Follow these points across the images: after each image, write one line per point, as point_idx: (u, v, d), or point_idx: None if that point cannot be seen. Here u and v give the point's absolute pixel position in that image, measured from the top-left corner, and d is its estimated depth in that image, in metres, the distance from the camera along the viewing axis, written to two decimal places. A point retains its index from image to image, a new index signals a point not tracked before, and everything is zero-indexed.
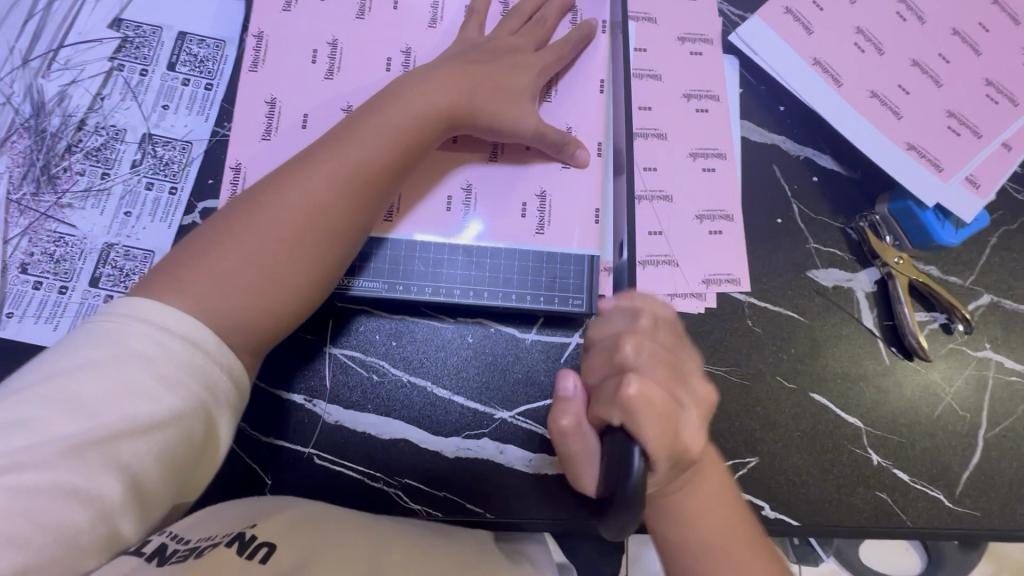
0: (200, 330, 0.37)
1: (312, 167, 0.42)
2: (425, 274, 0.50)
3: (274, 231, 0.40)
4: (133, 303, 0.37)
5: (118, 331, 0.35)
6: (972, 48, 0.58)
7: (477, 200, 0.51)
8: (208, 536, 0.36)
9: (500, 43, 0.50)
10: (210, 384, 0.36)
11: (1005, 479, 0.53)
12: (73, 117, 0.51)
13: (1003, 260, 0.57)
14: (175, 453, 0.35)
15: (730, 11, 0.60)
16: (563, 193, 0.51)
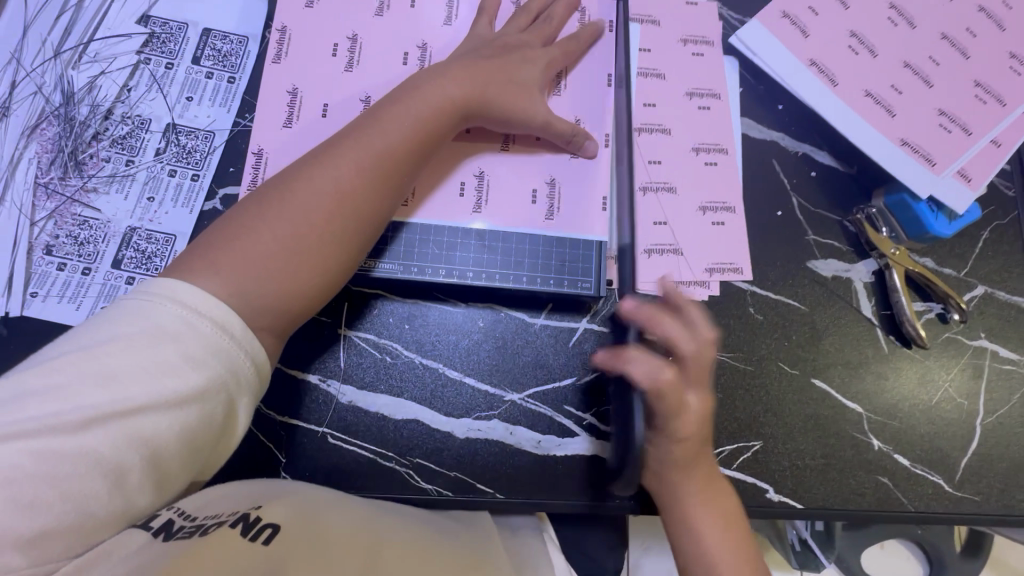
0: (226, 313, 0.37)
1: (337, 152, 0.44)
2: (440, 256, 0.52)
3: (299, 209, 0.42)
4: (166, 283, 0.37)
5: (149, 308, 0.35)
6: (961, 52, 0.61)
7: (487, 190, 0.53)
8: (214, 514, 0.37)
9: (512, 40, 0.53)
10: (233, 368, 0.36)
11: (1003, 465, 0.54)
12: (101, 106, 0.53)
13: (996, 253, 0.59)
14: (195, 433, 0.35)
15: (730, 15, 0.63)
16: (571, 183, 0.54)
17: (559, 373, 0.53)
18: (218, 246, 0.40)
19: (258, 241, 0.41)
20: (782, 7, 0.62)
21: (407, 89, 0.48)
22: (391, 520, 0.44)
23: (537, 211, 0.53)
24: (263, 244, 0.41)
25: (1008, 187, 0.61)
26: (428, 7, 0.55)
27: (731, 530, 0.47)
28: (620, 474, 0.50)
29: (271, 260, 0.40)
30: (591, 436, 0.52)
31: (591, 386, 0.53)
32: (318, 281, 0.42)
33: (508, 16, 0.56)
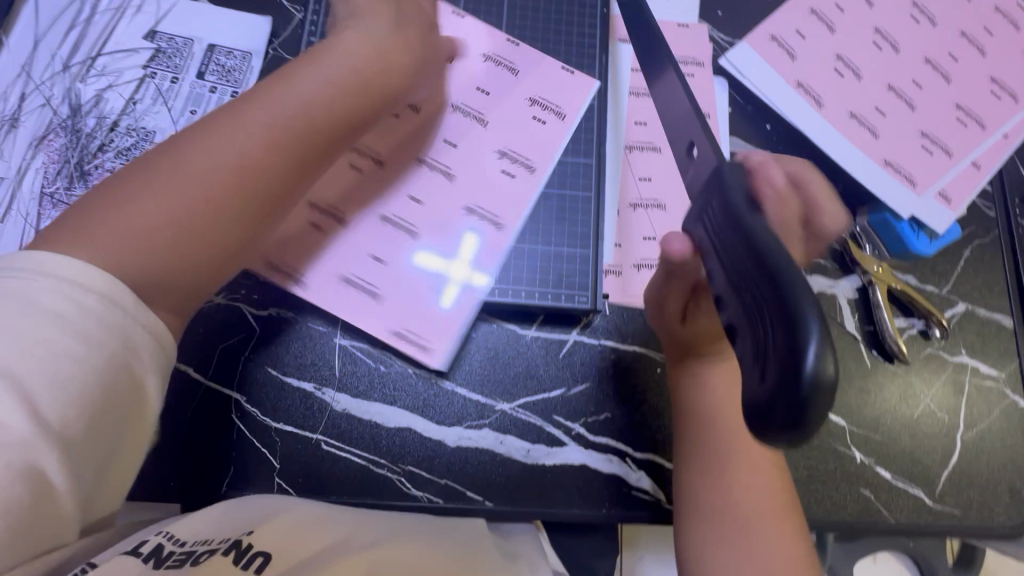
0: (116, 288, 0.36)
1: (248, 126, 0.42)
2: (346, 280, 0.53)
3: (189, 191, 0.40)
4: (42, 259, 0.35)
5: (19, 286, 0.33)
6: (943, 76, 0.63)
7: (408, 218, 0.55)
8: (205, 539, 0.39)
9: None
10: (128, 341, 0.35)
11: (983, 478, 0.56)
12: (107, 119, 0.55)
13: (977, 271, 0.61)
14: (99, 409, 0.34)
15: (720, 37, 0.65)
16: (496, 204, 0.56)
17: (549, 384, 0.54)
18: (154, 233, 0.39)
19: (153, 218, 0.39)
20: (770, 31, 0.64)
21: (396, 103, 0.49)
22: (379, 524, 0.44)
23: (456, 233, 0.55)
24: (145, 227, 0.38)
25: (988, 208, 0.63)
26: None
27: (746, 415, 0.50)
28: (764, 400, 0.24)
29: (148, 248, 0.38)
30: (579, 445, 0.53)
31: (580, 396, 0.54)
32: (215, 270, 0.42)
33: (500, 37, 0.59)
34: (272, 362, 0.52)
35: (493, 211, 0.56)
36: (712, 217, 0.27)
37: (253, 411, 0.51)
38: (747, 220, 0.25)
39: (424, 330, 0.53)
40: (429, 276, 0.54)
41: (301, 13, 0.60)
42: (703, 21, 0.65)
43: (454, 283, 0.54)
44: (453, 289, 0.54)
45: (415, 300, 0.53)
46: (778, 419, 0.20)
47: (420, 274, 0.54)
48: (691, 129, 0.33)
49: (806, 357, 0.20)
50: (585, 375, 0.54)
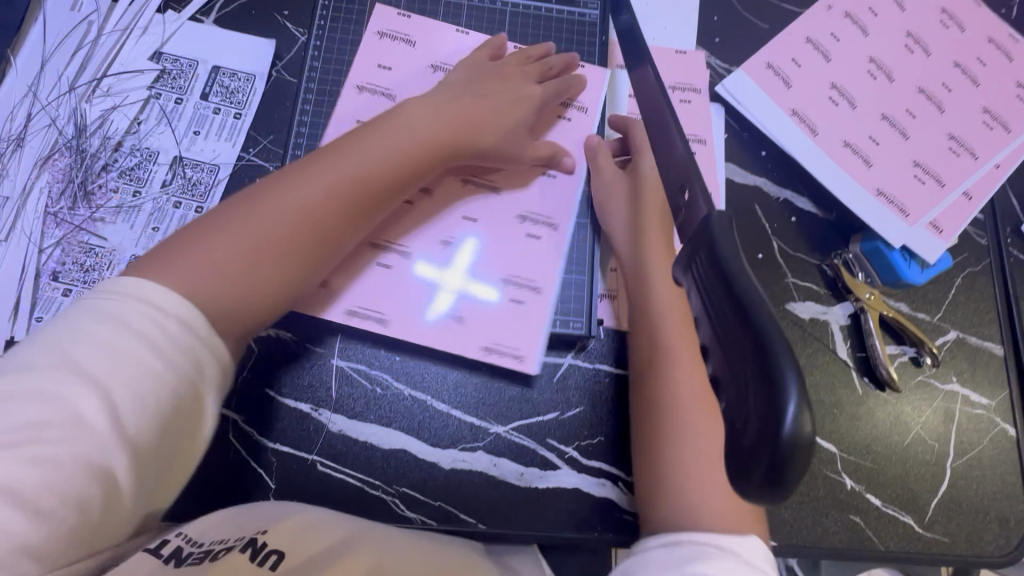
0: (191, 313, 0.40)
1: (313, 168, 0.48)
2: (352, 312, 0.53)
3: (260, 223, 0.45)
4: (132, 283, 0.39)
5: (116, 307, 0.38)
6: (936, 105, 0.64)
7: (465, 236, 0.56)
8: (222, 539, 0.40)
9: (504, 74, 0.58)
10: (199, 362, 0.39)
11: (971, 506, 0.56)
12: (111, 139, 0.56)
13: (968, 299, 0.62)
14: (171, 421, 0.38)
15: (717, 63, 0.66)
16: (546, 205, 0.58)
17: (543, 407, 0.54)
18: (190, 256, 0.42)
19: (217, 249, 0.43)
20: (766, 58, 0.65)
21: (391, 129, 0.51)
22: (379, 532, 0.46)
23: (522, 239, 0.57)
24: (218, 255, 0.43)
25: (981, 236, 0.63)
26: (384, 41, 0.60)
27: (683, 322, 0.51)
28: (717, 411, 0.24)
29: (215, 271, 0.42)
30: (572, 469, 0.53)
31: (574, 420, 0.54)
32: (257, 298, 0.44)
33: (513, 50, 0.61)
34: (269, 383, 0.53)
35: (545, 214, 0.58)
36: (700, 268, 0.28)
37: (249, 431, 0.52)
38: (733, 272, 0.26)
39: (432, 343, 0.53)
40: (506, 280, 0.55)
41: (305, 36, 0.61)
42: (701, 48, 0.67)
43: (448, 291, 0.54)
44: (446, 297, 0.54)
45: (491, 303, 0.54)
46: (759, 472, 0.21)
47: (494, 277, 0.55)
48: (681, 174, 0.34)
49: (785, 415, 0.21)
50: (579, 399, 0.55)
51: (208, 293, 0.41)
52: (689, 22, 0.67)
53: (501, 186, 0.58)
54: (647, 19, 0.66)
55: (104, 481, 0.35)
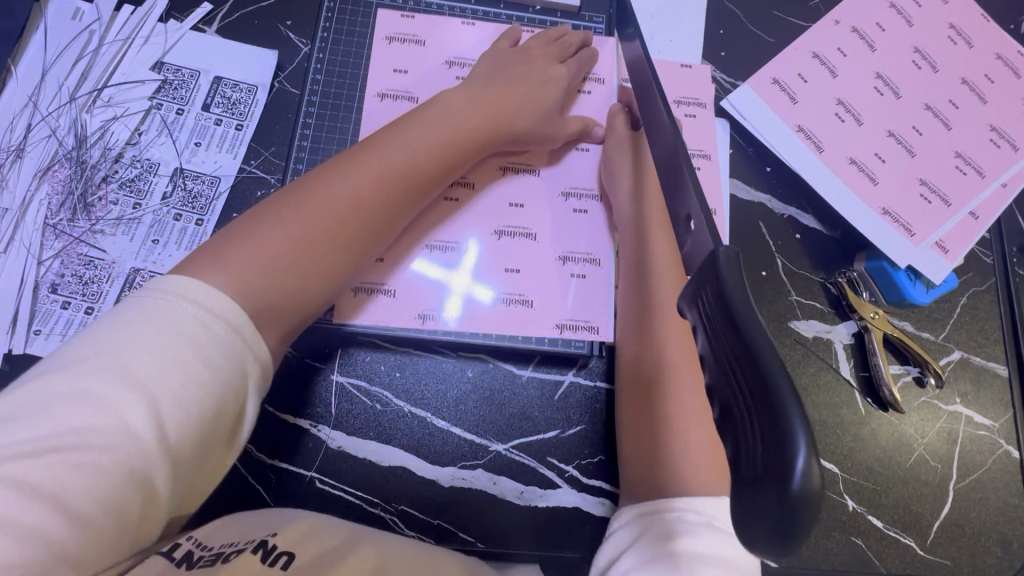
0: (239, 316, 0.40)
1: (354, 167, 0.48)
2: (422, 316, 0.54)
3: (316, 219, 0.45)
4: (182, 282, 0.39)
5: (164, 308, 0.38)
6: (943, 122, 0.63)
7: (516, 223, 0.57)
8: (231, 541, 0.41)
9: (522, 70, 0.57)
10: (242, 366, 0.39)
11: (974, 529, 0.56)
12: (112, 150, 0.55)
13: (973, 319, 0.61)
14: (209, 427, 0.37)
15: (722, 78, 0.66)
16: (586, 179, 0.59)
17: (544, 425, 0.54)
18: (253, 260, 0.42)
19: (279, 250, 0.43)
20: (772, 73, 0.64)
21: (403, 139, 0.50)
22: (393, 548, 0.45)
23: (570, 214, 0.58)
24: (288, 257, 0.44)
25: (987, 255, 0.63)
26: (394, 45, 0.60)
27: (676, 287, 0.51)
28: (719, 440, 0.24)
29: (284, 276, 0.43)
30: (572, 488, 0.53)
31: (574, 438, 0.54)
32: (312, 303, 0.46)
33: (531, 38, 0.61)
34: (268, 398, 0.52)
35: (586, 187, 0.59)
36: (706, 304, 0.27)
37: (248, 448, 0.51)
38: (737, 310, 0.25)
39: (488, 326, 0.54)
40: (565, 256, 0.57)
41: (308, 47, 0.60)
42: (706, 62, 0.66)
43: (456, 293, 0.55)
44: (456, 300, 0.55)
45: (556, 277, 0.56)
46: (766, 522, 0.21)
47: (553, 255, 0.57)
48: (688, 202, 0.34)
49: (794, 464, 0.20)
50: (580, 418, 0.54)
51: (293, 294, 0.44)
52: (694, 36, 0.67)
53: (539, 168, 0.59)
54: (652, 32, 0.66)
55: (143, 488, 0.34)
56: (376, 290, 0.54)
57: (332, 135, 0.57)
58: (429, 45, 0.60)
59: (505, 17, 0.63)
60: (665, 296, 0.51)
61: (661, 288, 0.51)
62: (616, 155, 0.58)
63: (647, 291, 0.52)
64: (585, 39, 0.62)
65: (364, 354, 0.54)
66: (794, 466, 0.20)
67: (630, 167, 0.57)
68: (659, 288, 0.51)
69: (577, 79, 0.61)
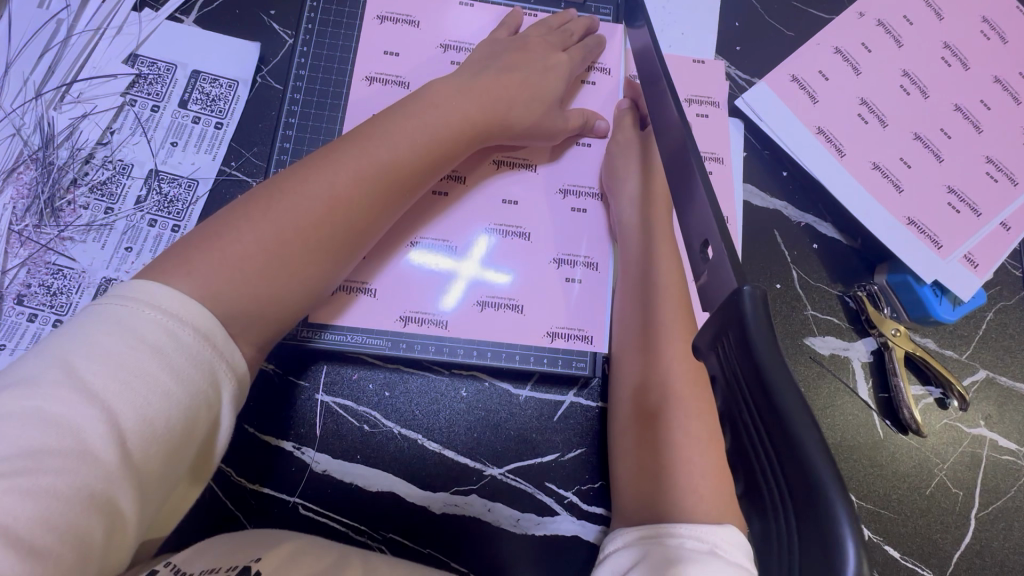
0: (210, 322, 0.36)
1: (329, 165, 0.43)
2: (407, 318, 0.51)
3: (287, 223, 0.41)
4: (145, 287, 0.36)
5: (126, 316, 0.34)
6: (974, 125, 0.59)
7: (510, 222, 0.53)
8: (211, 568, 0.37)
9: (521, 60, 0.52)
10: (214, 378, 0.35)
11: (996, 561, 0.52)
12: (82, 150, 0.51)
13: (1000, 336, 0.58)
14: (178, 445, 0.34)
15: (737, 74, 0.62)
16: (586, 176, 0.55)
17: (542, 448, 0.51)
18: (217, 270, 0.38)
19: (247, 256, 0.39)
20: (791, 69, 0.60)
21: (385, 135, 0.45)
22: (386, 568, 0.42)
23: (568, 214, 0.54)
24: (257, 263, 0.40)
25: (1016, 267, 0.59)
26: (385, 32, 0.55)
27: (681, 302, 0.48)
28: (745, 510, 0.21)
29: (252, 282, 0.39)
30: (571, 515, 0.50)
31: (574, 463, 0.51)
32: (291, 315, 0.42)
33: (530, 25, 0.57)
34: (248, 419, 0.49)
35: (586, 185, 0.55)
36: (725, 351, 0.24)
37: (228, 471, 0.48)
38: (763, 359, 0.22)
39: (482, 331, 0.51)
40: (560, 259, 0.53)
41: (292, 38, 0.56)
42: (720, 57, 0.62)
43: (463, 279, 0.52)
44: (461, 285, 0.52)
45: (549, 283, 0.52)
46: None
47: (549, 257, 0.53)
48: (704, 225, 0.31)
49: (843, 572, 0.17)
50: (580, 440, 0.51)
51: (265, 304, 0.40)
52: (708, 27, 0.62)
53: (535, 163, 0.55)
54: (663, 24, 0.62)
55: (107, 513, 0.30)
56: (361, 291, 0.51)
57: (316, 136, 0.53)
58: (422, 32, 0.56)
59: (505, 7, 0.59)
60: (671, 321, 0.47)
61: (667, 315, 0.47)
62: (621, 152, 0.54)
63: (651, 305, 0.48)
64: (590, 26, 0.57)
65: (348, 366, 0.51)
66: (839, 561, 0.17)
67: (636, 162, 0.53)
68: (661, 301, 0.48)
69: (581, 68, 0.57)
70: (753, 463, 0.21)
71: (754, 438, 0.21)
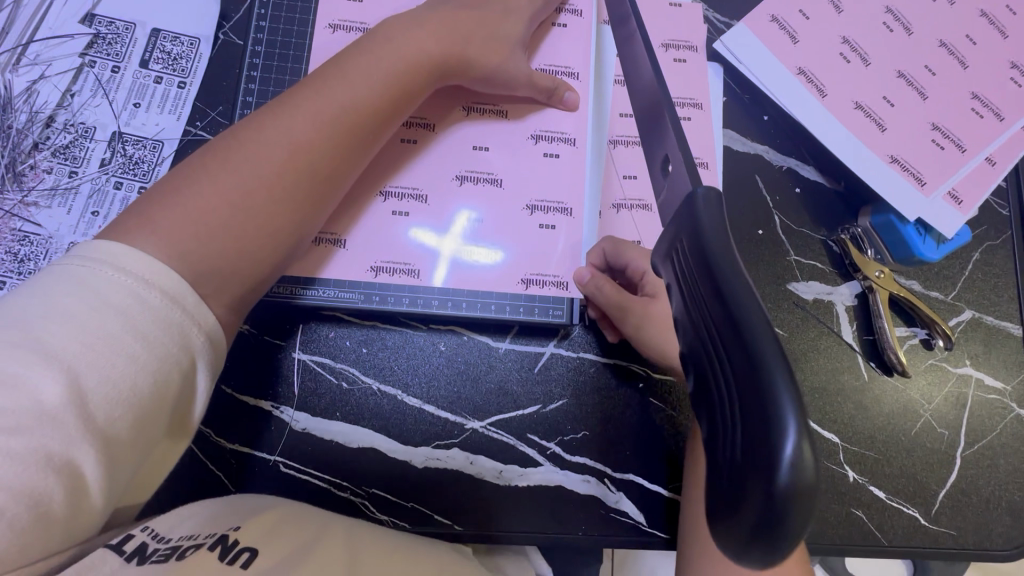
0: (180, 285, 0.35)
1: (288, 112, 0.42)
2: (379, 269, 0.50)
3: (249, 172, 0.40)
4: (108, 247, 0.34)
5: (90, 277, 0.33)
6: (959, 61, 0.57)
7: (482, 169, 0.52)
8: (191, 534, 0.35)
9: (485, 3, 0.51)
10: (186, 342, 0.34)
11: (982, 497, 0.52)
12: (41, 113, 0.50)
13: (986, 276, 0.57)
14: (149, 410, 0.33)
15: (716, 18, 0.60)
16: (560, 121, 0.54)
17: (523, 400, 0.51)
18: (175, 222, 0.37)
19: (205, 208, 0.38)
20: (770, 10, 0.58)
21: (346, 81, 0.44)
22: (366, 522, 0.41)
23: (540, 161, 0.53)
24: (218, 214, 0.38)
25: (1002, 206, 0.59)
26: None
27: None
28: (698, 411, 0.20)
29: (211, 232, 0.38)
30: (555, 465, 0.50)
31: (555, 414, 0.51)
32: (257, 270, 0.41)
33: None
34: (225, 379, 0.49)
35: (559, 130, 0.54)
36: (682, 258, 0.23)
37: (205, 432, 0.48)
38: (715, 259, 0.21)
39: (459, 285, 0.50)
40: (534, 206, 0.52)
41: None
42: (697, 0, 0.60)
43: (444, 258, 0.50)
44: (445, 266, 0.50)
45: (525, 232, 0.52)
46: (747, 523, 0.17)
47: (524, 205, 0.52)
48: (666, 142, 0.30)
49: (782, 453, 0.16)
50: (562, 391, 0.51)
51: (232, 259, 0.39)
52: None
53: (507, 109, 0.53)
54: None
55: (68, 474, 0.29)
56: (332, 244, 0.50)
57: (279, 89, 0.51)
58: None
59: None
60: None
61: None
62: None
63: None
64: None
65: (324, 322, 0.51)
66: (781, 447, 0.16)
67: None
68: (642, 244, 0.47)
69: (549, 11, 0.55)
70: (705, 364, 0.20)
71: (705, 340, 0.20)
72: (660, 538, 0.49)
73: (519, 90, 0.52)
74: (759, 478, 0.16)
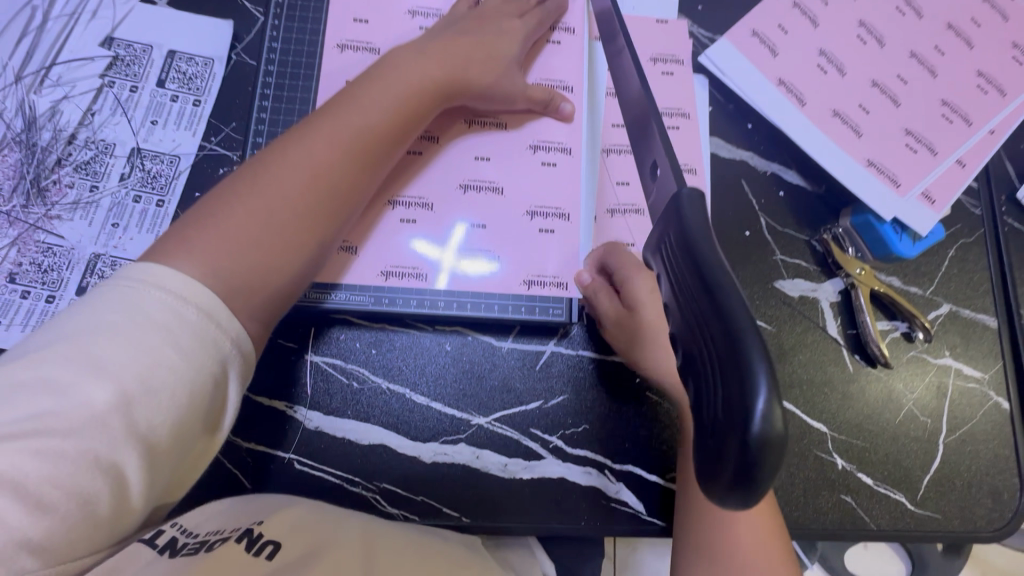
0: (213, 302, 0.36)
1: (306, 130, 0.45)
2: (388, 273, 0.52)
3: (268, 184, 0.43)
4: (148, 268, 0.36)
5: (132, 296, 0.35)
6: (929, 70, 0.61)
7: (483, 178, 0.55)
8: (217, 529, 0.37)
9: (484, 23, 0.54)
10: (220, 355, 0.36)
11: (963, 481, 0.55)
12: (64, 131, 0.53)
13: (961, 271, 0.60)
14: (187, 418, 0.34)
15: (700, 33, 0.64)
16: (556, 132, 0.57)
17: (526, 396, 0.53)
18: (199, 232, 0.40)
19: (234, 222, 0.41)
20: (751, 25, 0.62)
21: (358, 100, 0.47)
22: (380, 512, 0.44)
23: (538, 169, 0.56)
24: (240, 224, 0.41)
25: (974, 206, 0.62)
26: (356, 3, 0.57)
27: None
28: (686, 382, 0.23)
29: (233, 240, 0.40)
30: (557, 458, 0.52)
31: (557, 409, 0.53)
32: None
33: None
34: None
35: (556, 140, 0.57)
36: (669, 250, 0.26)
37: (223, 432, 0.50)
38: (700, 251, 0.24)
39: (462, 288, 0.53)
40: (533, 211, 0.55)
41: (263, 15, 0.58)
42: (682, 17, 0.64)
43: (447, 267, 0.53)
44: (448, 273, 0.53)
45: (524, 237, 0.54)
46: (728, 470, 0.19)
47: (523, 211, 0.55)
48: (654, 148, 0.33)
49: (755, 408, 0.19)
50: (563, 387, 0.54)
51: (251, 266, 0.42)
52: None
53: (505, 121, 0.57)
54: None
55: (110, 472, 0.31)
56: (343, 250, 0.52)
57: (290, 106, 0.54)
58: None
59: None
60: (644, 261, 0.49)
61: None
62: None
63: None
64: None
65: (336, 324, 0.53)
66: (755, 407, 0.19)
67: None
68: None
69: (543, 30, 0.59)
70: (691, 340, 0.22)
71: (689, 321, 0.23)
72: (658, 525, 0.52)
73: (517, 104, 0.55)
74: (736, 434, 0.19)
